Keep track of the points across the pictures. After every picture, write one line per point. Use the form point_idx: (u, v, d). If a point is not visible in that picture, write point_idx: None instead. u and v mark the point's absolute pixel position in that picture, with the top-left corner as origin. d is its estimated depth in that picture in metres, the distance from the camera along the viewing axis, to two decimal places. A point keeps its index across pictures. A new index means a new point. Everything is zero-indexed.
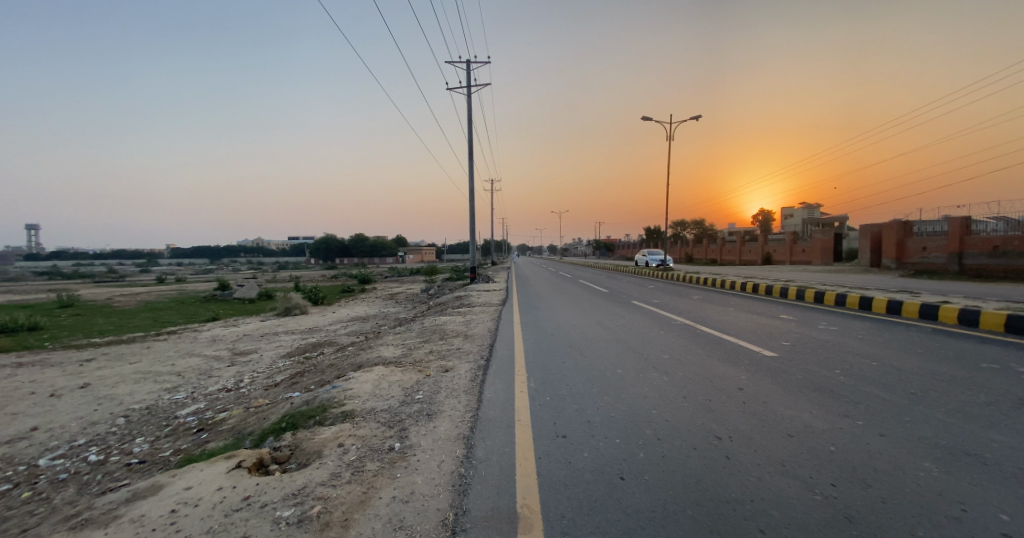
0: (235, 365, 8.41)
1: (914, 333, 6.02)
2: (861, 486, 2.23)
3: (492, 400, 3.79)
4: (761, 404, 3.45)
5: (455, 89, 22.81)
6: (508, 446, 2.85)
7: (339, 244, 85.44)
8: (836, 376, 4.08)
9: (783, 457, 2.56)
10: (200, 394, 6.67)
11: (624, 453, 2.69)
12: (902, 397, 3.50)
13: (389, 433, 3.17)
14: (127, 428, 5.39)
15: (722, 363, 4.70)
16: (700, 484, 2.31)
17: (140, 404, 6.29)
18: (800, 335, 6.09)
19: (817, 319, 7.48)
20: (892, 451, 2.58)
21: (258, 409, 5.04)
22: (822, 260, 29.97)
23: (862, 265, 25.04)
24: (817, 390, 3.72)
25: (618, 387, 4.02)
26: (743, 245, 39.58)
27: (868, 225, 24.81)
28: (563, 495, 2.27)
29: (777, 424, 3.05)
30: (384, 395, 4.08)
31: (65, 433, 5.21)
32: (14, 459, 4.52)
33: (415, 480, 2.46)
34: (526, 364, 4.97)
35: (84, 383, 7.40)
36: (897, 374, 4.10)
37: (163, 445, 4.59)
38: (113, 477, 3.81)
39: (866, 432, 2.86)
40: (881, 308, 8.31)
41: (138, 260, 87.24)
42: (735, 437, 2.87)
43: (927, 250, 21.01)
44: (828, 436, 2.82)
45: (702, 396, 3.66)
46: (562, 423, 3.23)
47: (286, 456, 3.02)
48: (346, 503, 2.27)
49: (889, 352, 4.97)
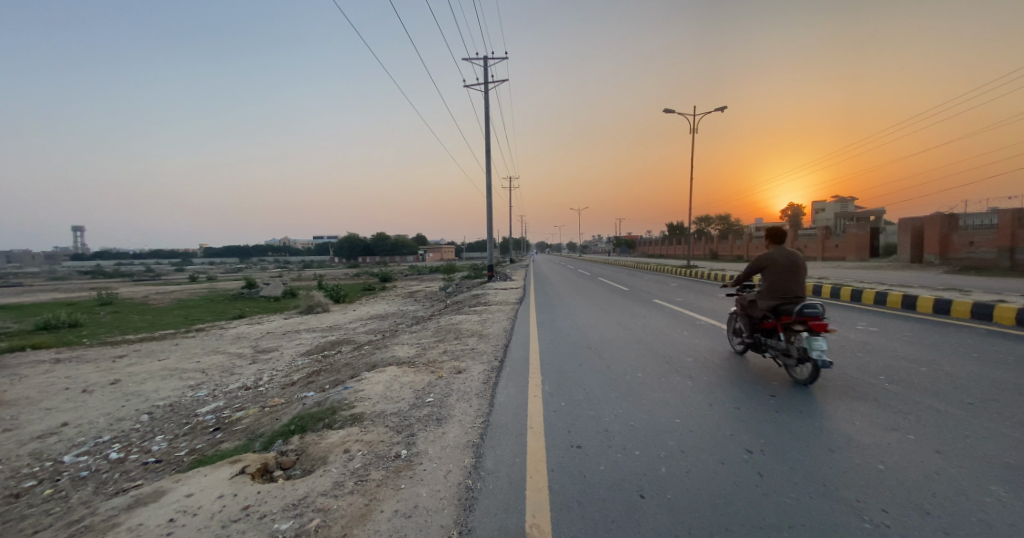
0: (257, 363, 8.50)
1: (965, 335, 5.55)
2: (919, 513, 1.96)
3: (505, 405, 3.63)
4: (797, 413, 3.17)
5: (472, 83, 22.01)
6: (518, 456, 2.68)
7: (361, 243, 86.76)
8: (880, 384, 3.73)
9: (824, 476, 2.30)
10: (221, 392, 6.73)
11: (644, 468, 2.48)
12: (959, 408, 3.15)
13: (396, 439, 3.03)
14: (149, 425, 5.48)
15: (751, 367, 4.41)
16: (729, 506, 2.08)
17: (165, 401, 6.42)
18: (836, 337, 5.68)
19: (856, 320, 7.00)
20: (952, 472, 2.28)
21: (272, 409, 5.01)
22: (858, 257, 28.55)
23: (901, 261, 23.75)
24: (859, 398, 3.41)
25: (638, 392, 3.80)
26: (771, 241, 38.20)
27: (909, 220, 23.45)
28: (576, 514, 2.08)
29: (815, 436, 2.78)
30: (394, 398, 3.96)
31: (92, 429, 5.34)
32: (41, 455, 4.63)
33: (420, 493, 2.31)
34: (541, 367, 4.79)
35: (115, 379, 7.63)
36: (951, 382, 3.71)
37: (179, 444, 4.62)
38: (128, 477, 3.84)
39: (918, 449, 2.55)
40: (926, 307, 7.74)
41: (173, 260, 91.16)
42: (769, 450, 2.62)
43: (975, 245, 19.76)
44: (874, 452, 2.54)
45: (730, 404, 3.41)
46: (577, 432, 3.04)
47: (292, 461, 2.93)
48: (346, 516, 2.14)
49: (940, 356, 4.55)
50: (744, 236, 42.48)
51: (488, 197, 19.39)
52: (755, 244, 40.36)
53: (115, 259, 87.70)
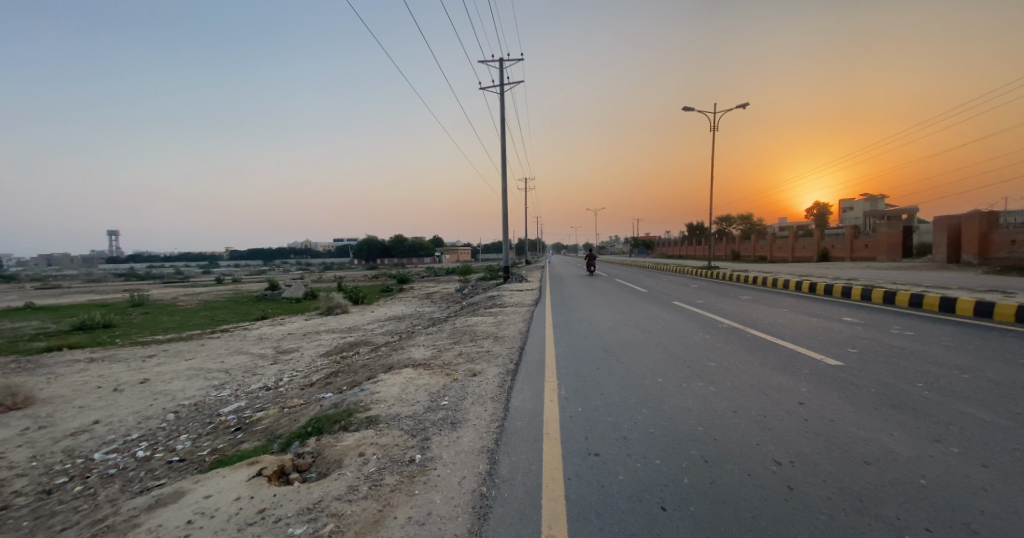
0: (278, 364, 8.64)
1: (1010, 339, 5.21)
2: (966, 533, 1.81)
3: (520, 410, 3.57)
4: (828, 422, 3.01)
5: (489, 86, 21.86)
6: (534, 464, 2.62)
7: (380, 245, 88.33)
8: (917, 392, 3.52)
9: (860, 491, 2.16)
10: (243, 392, 6.85)
11: (665, 478, 2.38)
12: (1006, 417, 2.95)
13: (410, 443, 3.01)
14: (175, 424, 5.62)
15: (777, 373, 4.24)
16: (757, 521, 1.97)
17: (190, 400, 6.57)
18: (867, 341, 5.44)
19: (890, 323, 6.69)
20: (1002, 488, 2.11)
21: (291, 409, 5.08)
22: (889, 256, 27.49)
23: (937, 261, 22.70)
24: (893, 407, 3.23)
25: (658, 398, 3.71)
26: (796, 240, 37.08)
27: (944, 218, 22.42)
28: (594, 526, 2.01)
29: (849, 448, 2.63)
30: (409, 400, 3.95)
31: (121, 427, 5.51)
32: (73, 451, 4.80)
33: (434, 499, 2.27)
34: (557, 370, 4.71)
35: (144, 378, 7.87)
36: (997, 390, 3.47)
37: (202, 444, 4.71)
38: (153, 475, 3.93)
39: (962, 463, 2.38)
40: (965, 309, 7.36)
41: (199, 262, 94.57)
42: (799, 463, 2.48)
43: (1016, 244, 18.76)
44: (915, 464, 2.38)
45: (755, 411, 3.27)
46: (595, 438, 2.96)
47: (308, 464, 2.93)
48: (360, 522, 2.11)
49: (984, 362, 4.30)
50: (767, 237, 41.37)
51: (505, 199, 19.46)
52: (779, 244, 39.30)
53: (147, 261, 91.48)
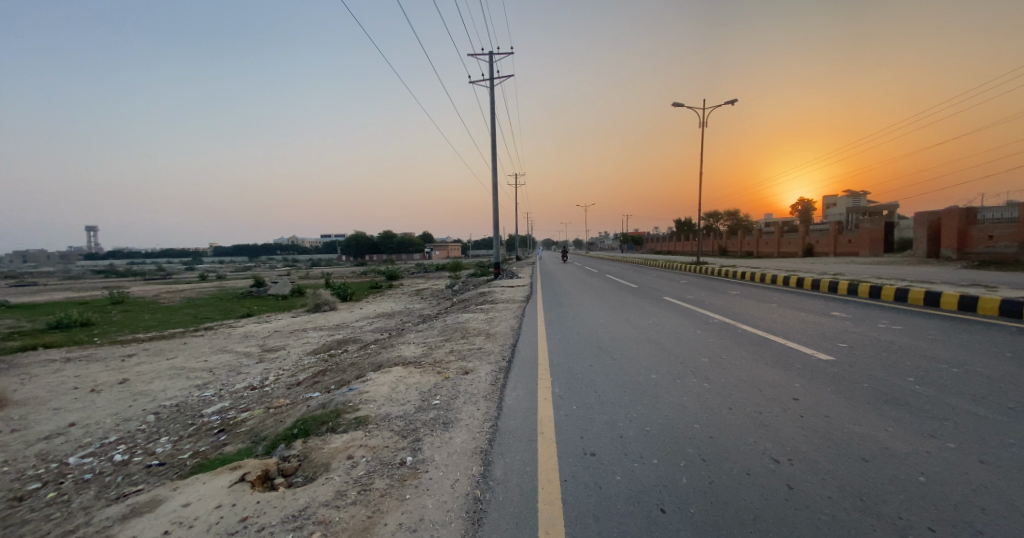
0: (264, 363, 8.43)
1: (994, 333, 5.30)
2: (970, 533, 1.77)
3: (514, 409, 3.49)
4: (824, 418, 3.00)
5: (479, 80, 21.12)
6: (530, 465, 2.55)
7: (368, 242, 87.28)
8: (909, 387, 3.53)
9: (860, 490, 2.13)
10: (227, 392, 6.65)
11: (663, 479, 2.33)
12: (996, 412, 2.97)
13: (401, 444, 2.91)
14: (155, 426, 5.42)
15: (770, 368, 4.23)
16: (758, 521, 1.93)
17: (172, 401, 6.37)
18: (857, 335, 5.48)
19: (877, 317, 6.76)
20: (1001, 485, 2.09)
21: (277, 410, 4.93)
22: (872, 251, 28.02)
23: (918, 256, 23.24)
24: (887, 402, 3.23)
25: (653, 395, 3.66)
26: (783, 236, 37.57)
27: (925, 214, 22.90)
28: (592, 530, 1.94)
29: (846, 445, 2.60)
30: (400, 400, 3.84)
31: (98, 430, 5.29)
32: (47, 456, 4.58)
33: (426, 504, 2.18)
34: (551, 368, 4.64)
35: (123, 378, 7.61)
36: (986, 384, 3.51)
37: (183, 446, 4.55)
38: (131, 481, 3.77)
39: (959, 459, 2.37)
40: (950, 304, 7.48)
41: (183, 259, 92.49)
42: (797, 460, 2.45)
43: (994, 239, 19.29)
44: (914, 462, 2.36)
45: (751, 408, 3.24)
46: (591, 438, 2.90)
47: (293, 468, 2.82)
48: (349, 529, 2.02)
49: (971, 355, 4.35)
50: (754, 228, 41.78)
51: (494, 195, 19.27)
52: (766, 240, 39.80)
53: (127, 258, 89.02)
